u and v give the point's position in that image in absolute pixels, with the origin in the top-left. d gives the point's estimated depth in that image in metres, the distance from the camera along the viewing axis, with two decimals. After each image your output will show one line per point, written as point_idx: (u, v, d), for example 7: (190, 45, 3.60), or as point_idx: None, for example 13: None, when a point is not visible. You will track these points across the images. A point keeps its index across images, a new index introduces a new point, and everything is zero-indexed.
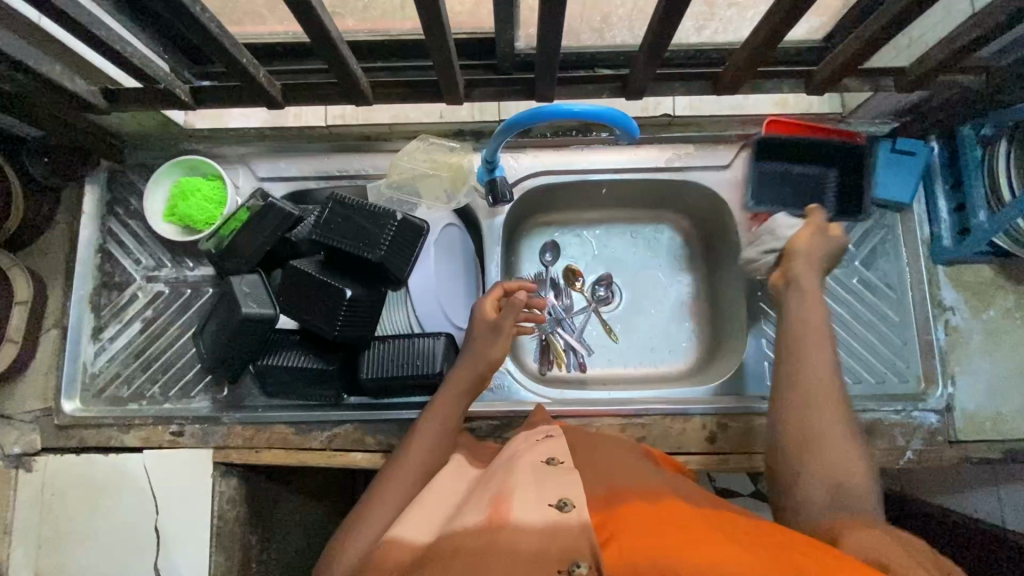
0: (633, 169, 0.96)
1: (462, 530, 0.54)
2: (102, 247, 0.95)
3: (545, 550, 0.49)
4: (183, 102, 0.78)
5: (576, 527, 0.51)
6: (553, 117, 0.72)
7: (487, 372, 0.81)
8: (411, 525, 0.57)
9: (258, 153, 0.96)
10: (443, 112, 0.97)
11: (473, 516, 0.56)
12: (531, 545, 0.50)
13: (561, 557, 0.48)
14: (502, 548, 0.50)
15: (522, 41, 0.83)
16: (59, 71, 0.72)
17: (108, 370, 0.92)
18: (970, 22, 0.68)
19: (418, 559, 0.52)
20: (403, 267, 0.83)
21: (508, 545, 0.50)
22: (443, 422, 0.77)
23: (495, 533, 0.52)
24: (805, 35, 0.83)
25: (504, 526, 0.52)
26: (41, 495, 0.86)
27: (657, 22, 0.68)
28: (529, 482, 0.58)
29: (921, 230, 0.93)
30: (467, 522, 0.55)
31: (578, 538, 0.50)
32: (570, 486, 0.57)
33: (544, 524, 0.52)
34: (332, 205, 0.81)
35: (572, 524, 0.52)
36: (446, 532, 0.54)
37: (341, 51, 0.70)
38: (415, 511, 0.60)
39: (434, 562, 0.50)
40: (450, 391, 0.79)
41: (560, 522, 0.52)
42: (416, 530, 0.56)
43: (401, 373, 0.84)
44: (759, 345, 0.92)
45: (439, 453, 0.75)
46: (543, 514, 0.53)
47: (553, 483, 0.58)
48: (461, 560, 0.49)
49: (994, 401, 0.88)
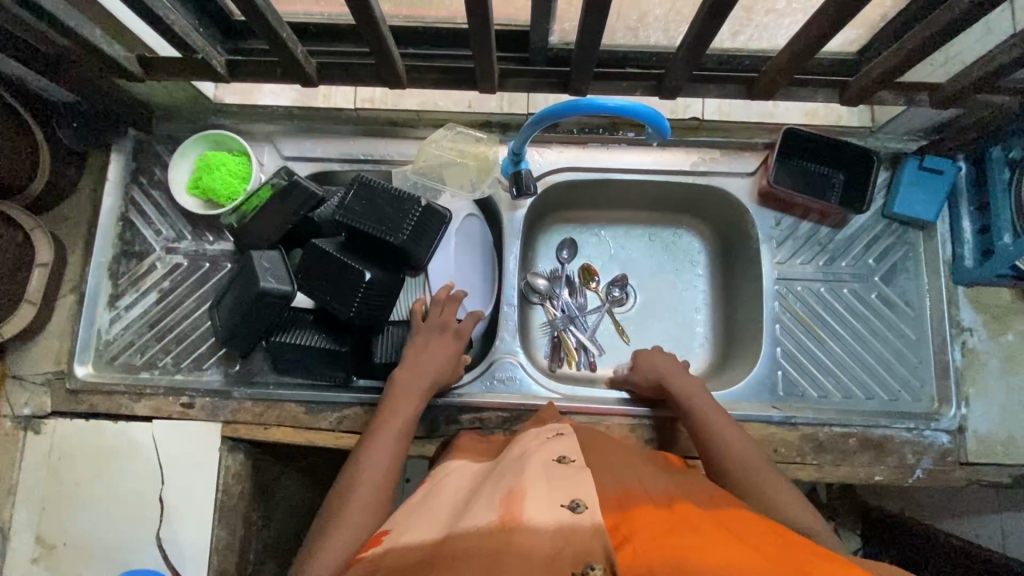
0: (657, 171, 0.95)
1: (470, 530, 0.50)
2: (124, 215, 0.95)
3: (557, 552, 0.46)
4: (218, 74, 0.79)
5: (591, 528, 0.48)
6: (586, 111, 0.72)
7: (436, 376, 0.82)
8: (414, 532, 0.54)
9: (285, 132, 0.96)
10: (472, 102, 0.96)
11: (484, 515, 0.52)
12: (543, 547, 0.46)
13: (575, 558, 0.45)
14: (515, 551, 0.46)
15: (556, 36, 0.83)
16: (98, 36, 0.72)
17: (123, 339, 0.93)
18: (1010, 42, 0.68)
19: (426, 559, 0.49)
20: (423, 253, 0.84)
21: (522, 549, 0.46)
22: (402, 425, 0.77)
23: (507, 536, 0.48)
24: (840, 47, 0.82)
25: (516, 528, 0.49)
26: (49, 458, 0.86)
27: (699, 24, 0.68)
28: (541, 481, 0.54)
29: (943, 250, 0.92)
30: (477, 521, 0.51)
31: (593, 540, 0.46)
32: (585, 487, 0.53)
33: (558, 524, 0.48)
34: (358, 187, 0.82)
35: (585, 525, 0.48)
36: (455, 531, 0.51)
37: (383, 33, 0.70)
38: (422, 517, 0.57)
39: (443, 563, 0.47)
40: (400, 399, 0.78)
41: (574, 523, 0.48)
42: (420, 536, 0.53)
43: None
44: (773, 354, 0.92)
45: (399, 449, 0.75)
46: (554, 515, 0.49)
47: (567, 483, 0.54)
48: (471, 563, 0.46)
49: (1007, 426, 0.87)
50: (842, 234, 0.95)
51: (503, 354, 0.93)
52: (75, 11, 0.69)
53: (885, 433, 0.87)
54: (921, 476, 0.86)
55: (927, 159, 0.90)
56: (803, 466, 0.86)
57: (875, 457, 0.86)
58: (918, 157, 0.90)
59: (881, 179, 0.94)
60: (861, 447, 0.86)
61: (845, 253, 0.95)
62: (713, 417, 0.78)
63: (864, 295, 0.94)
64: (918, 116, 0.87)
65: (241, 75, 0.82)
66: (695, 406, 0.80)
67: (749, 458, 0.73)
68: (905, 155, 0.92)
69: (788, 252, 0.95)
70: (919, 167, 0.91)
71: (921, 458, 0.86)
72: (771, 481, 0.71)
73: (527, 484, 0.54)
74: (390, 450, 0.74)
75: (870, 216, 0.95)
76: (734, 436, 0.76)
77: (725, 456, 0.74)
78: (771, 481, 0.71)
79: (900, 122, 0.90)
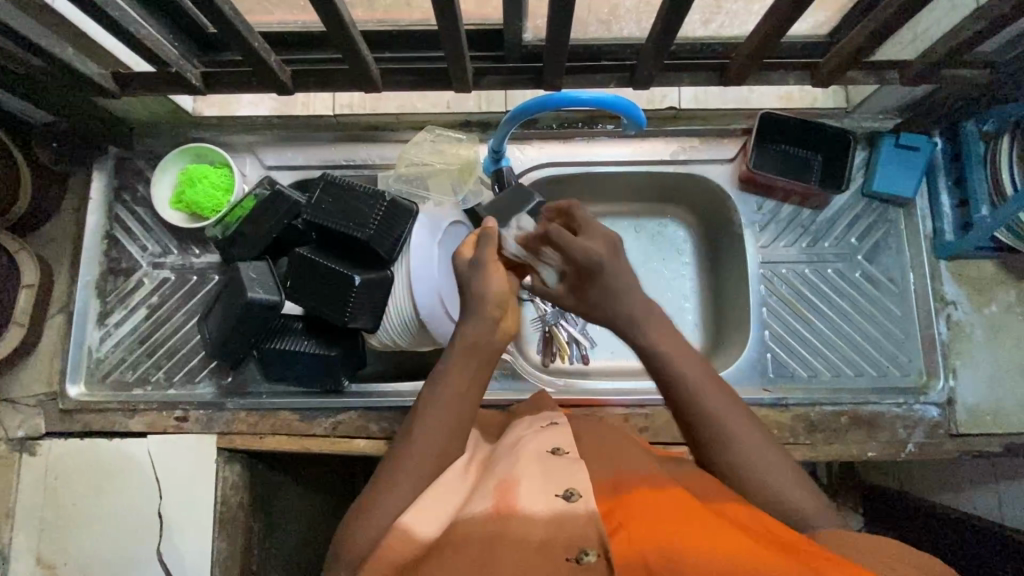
0: (637, 161, 0.96)
1: (467, 519, 0.51)
2: (108, 234, 0.95)
3: (551, 538, 0.47)
4: (193, 86, 0.79)
5: (584, 516, 0.48)
6: (560, 105, 0.73)
7: (500, 313, 0.69)
8: (427, 503, 0.53)
9: (266, 142, 0.97)
10: (450, 102, 0.97)
11: (479, 502, 0.52)
12: (538, 534, 0.47)
13: (568, 545, 0.46)
14: (509, 539, 0.47)
15: (529, 33, 0.83)
16: (70, 53, 0.72)
17: (114, 356, 0.93)
18: (973, 16, 0.69)
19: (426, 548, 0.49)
20: (392, 248, 0.84)
21: (514, 538, 0.47)
22: (469, 383, 0.66)
23: (502, 523, 0.49)
24: (810, 30, 0.83)
25: (511, 515, 0.49)
26: (44, 478, 0.85)
27: (666, 13, 0.69)
28: (534, 469, 0.54)
29: (923, 225, 0.93)
30: (473, 508, 0.51)
31: (586, 528, 0.47)
32: (578, 473, 0.53)
33: (550, 514, 0.48)
34: (323, 185, 0.83)
35: (579, 513, 0.48)
36: (454, 519, 0.52)
37: (354, 36, 0.70)
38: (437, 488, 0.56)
39: (440, 551, 0.48)
40: (458, 365, 0.67)
41: (567, 511, 0.48)
42: (426, 512, 0.52)
43: (405, 347, 0.92)
44: (762, 337, 0.93)
45: (467, 410, 0.65)
46: (547, 503, 0.50)
47: (559, 470, 0.54)
48: (468, 550, 0.47)
49: (997, 397, 0.88)
50: (824, 215, 0.96)
51: None
52: (46, 32, 0.69)
53: (875, 409, 0.88)
54: (914, 450, 0.87)
55: (903, 136, 0.91)
56: (796, 447, 0.86)
57: (866, 433, 0.87)
58: (894, 135, 0.92)
59: (859, 159, 0.95)
60: (853, 424, 0.87)
61: (828, 233, 0.95)
62: (684, 358, 0.64)
63: (848, 273, 0.94)
64: (889, 95, 0.88)
65: (218, 86, 0.82)
66: (647, 339, 0.65)
67: (715, 395, 0.62)
68: (881, 134, 0.93)
69: (771, 235, 0.96)
70: (896, 145, 0.92)
71: (912, 432, 0.87)
72: (732, 418, 0.62)
73: (521, 469, 0.54)
74: (454, 408, 0.64)
75: (851, 195, 0.96)
76: (718, 396, 0.62)
77: (684, 400, 0.63)
78: (737, 420, 0.62)
79: (873, 102, 0.91)
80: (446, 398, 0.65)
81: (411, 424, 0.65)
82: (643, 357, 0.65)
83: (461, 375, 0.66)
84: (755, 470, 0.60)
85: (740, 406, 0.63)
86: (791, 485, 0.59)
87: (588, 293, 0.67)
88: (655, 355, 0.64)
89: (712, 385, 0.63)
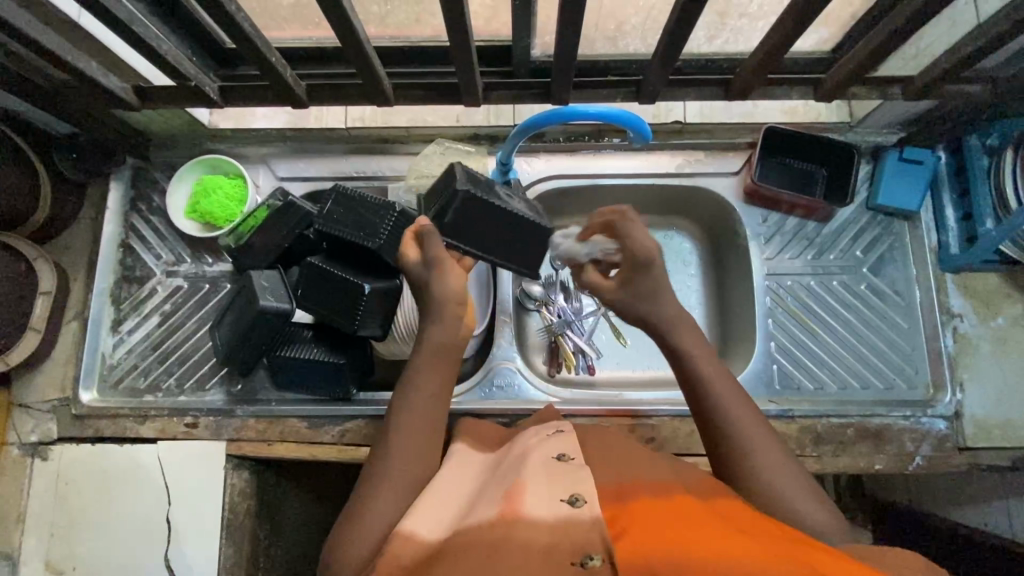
0: (645, 175, 0.97)
1: (471, 524, 0.51)
2: (124, 242, 0.97)
3: (556, 544, 0.47)
4: (212, 100, 0.82)
5: (589, 521, 0.48)
6: (569, 118, 0.74)
7: (460, 311, 0.70)
8: (423, 516, 0.54)
9: (280, 154, 0.99)
10: (460, 116, 0.99)
11: (485, 510, 0.52)
12: (542, 538, 0.47)
13: (573, 550, 0.46)
14: (514, 543, 0.47)
15: (538, 49, 0.85)
16: (94, 68, 0.75)
17: (125, 363, 0.94)
18: (973, 33, 0.70)
19: (431, 551, 0.50)
20: None
21: (519, 542, 0.47)
22: (439, 385, 0.68)
23: (506, 528, 0.49)
24: (813, 46, 0.85)
25: (517, 520, 0.49)
26: (55, 483, 0.86)
27: (669, 32, 0.71)
28: (541, 475, 0.54)
29: (928, 238, 0.94)
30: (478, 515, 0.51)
31: (591, 531, 0.47)
32: (583, 480, 0.53)
33: (555, 518, 0.49)
34: (336, 196, 0.85)
35: (585, 519, 0.49)
36: (458, 526, 0.52)
37: (369, 52, 0.73)
38: (427, 501, 0.57)
39: (445, 554, 0.48)
40: (427, 370, 0.68)
41: (573, 517, 0.49)
42: (424, 525, 0.53)
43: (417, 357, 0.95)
44: (768, 348, 0.93)
45: (437, 412, 0.66)
46: (552, 509, 0.50)
47: (564, 477, 0.54)
48: (473, 552, 0.47)
49: (1004, 411, 0.88)
50: (830, 226, 0.97)
51: (501, 361, 0.94)
52: (70, 45, 0.72)
53: (883, 421, 0.88)
54: (922, 463, 0.87)
55: (906, 151, 0.92)
56: (803, 458, 0.86)
57: (873, 446, 0.87)
58: (898, 149, 0.93)
59: (863, 172, 0.97)
60: (859, 437, 0.87)
61: (833, 245, 0.96)
62: (707, 363, 0.66)
63: (852, 285, 0.95)
64: (893, 110, 0.89)
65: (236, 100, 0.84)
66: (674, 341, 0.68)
67: (733, 400, 0.64)
68: (885, 148, 0.95)
69: (776, 247, 0.97)
70: (900, 159, 0.93)
71: (920, 445, 0.87)
72: (752, 430, 0.62)
73: (527, 475, 0.54)
74: (427, 412, 0.66)
75: (856, 208, 0.96)
76: (739, 406, 0.64)
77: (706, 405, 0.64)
78: (751, 421, 0.63)
79: (877, 117, 0.92)
80: (419, 407, 0.66)
81: (387, 433, 0.65)
82: (671, 357, 0.68)
83: (429, 383, 0.67)
84: (774, 484, 0.60)
85: (755, 413, 0.64)
86: (800, 498, 0.59)
87: (636, 286, 0.69)
88: (683, 354, 0.67)
89: (733, 395, 0.64)
